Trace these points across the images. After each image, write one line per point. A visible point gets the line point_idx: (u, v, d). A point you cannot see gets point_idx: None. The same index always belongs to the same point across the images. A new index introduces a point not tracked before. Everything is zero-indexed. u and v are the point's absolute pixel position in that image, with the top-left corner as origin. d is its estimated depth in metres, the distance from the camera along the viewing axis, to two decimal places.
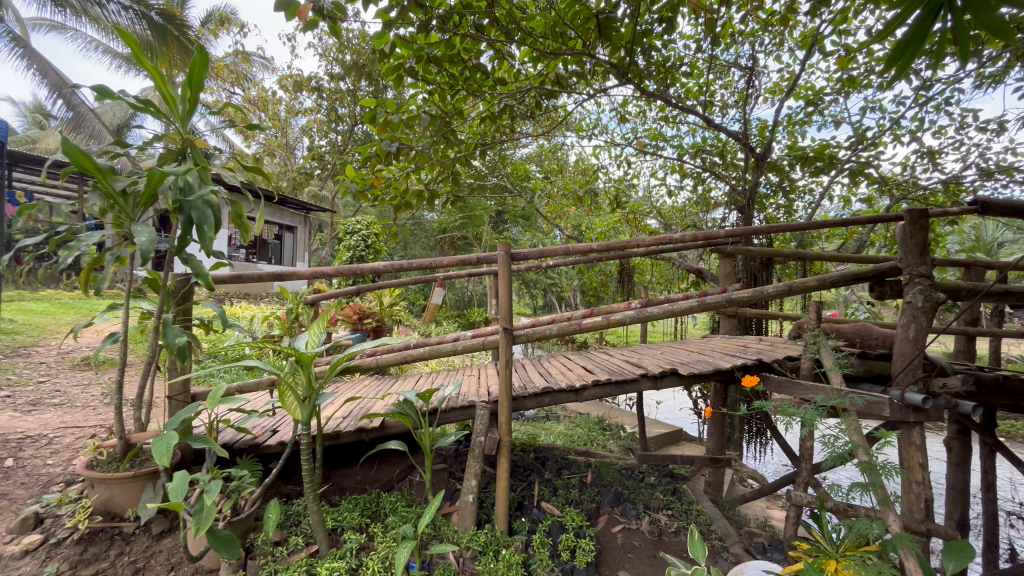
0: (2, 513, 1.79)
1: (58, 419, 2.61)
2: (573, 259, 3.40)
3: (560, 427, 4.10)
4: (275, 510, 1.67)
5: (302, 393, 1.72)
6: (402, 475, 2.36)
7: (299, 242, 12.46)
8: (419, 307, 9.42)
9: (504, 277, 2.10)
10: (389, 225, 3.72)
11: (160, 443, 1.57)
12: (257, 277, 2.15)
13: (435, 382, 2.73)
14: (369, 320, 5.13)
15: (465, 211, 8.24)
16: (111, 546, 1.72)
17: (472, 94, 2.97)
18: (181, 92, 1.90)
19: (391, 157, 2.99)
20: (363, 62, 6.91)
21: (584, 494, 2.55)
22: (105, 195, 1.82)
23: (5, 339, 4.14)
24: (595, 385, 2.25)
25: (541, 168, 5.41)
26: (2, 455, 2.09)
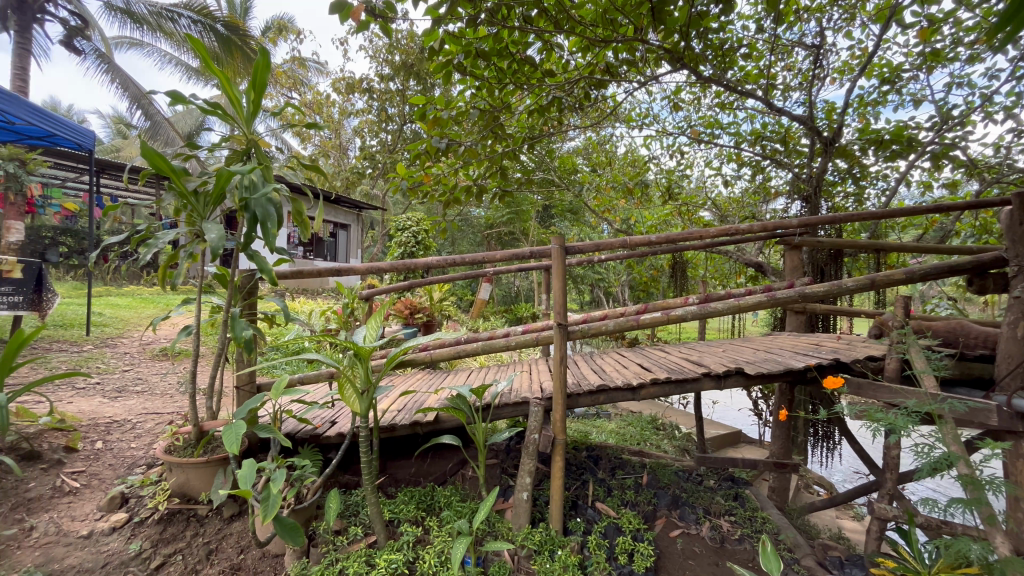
0: (94, 491, 1.93)
1: (140, 406, 2.81)
2: (619, 254, 3.23)
3: (611, 425, 4.01)
4: (335, 501, 1.71)
5: (360, 386, 1.74)
6: (455, 469, 2.37)
7: (353, 240, 12.92)
8: (467, 302, 9.54)
9: (558, 272, 2.05)
10: (437, 221, 3.72)
11: (230, 431, 1.64)
12: (316, 273, 2.21)
13: (487, 378, 2.72)
14: (420, 314, 5.22)
15: (512, 206, 8.23)
16: (187, 527, 1.82)
17: (520, 87, 2.91)
18: (245, 94, 1.95)
19: (440, 153, 2.99)
20: (412, 61, 7.03)
21: (640, 495, 2.46)
22: (178, 194, 1.91)
23: (96, 330, 4.53)
24: (653, 384, 2.16)
25: (590, 161, 5.30)
26: (93, 437, 2.27)
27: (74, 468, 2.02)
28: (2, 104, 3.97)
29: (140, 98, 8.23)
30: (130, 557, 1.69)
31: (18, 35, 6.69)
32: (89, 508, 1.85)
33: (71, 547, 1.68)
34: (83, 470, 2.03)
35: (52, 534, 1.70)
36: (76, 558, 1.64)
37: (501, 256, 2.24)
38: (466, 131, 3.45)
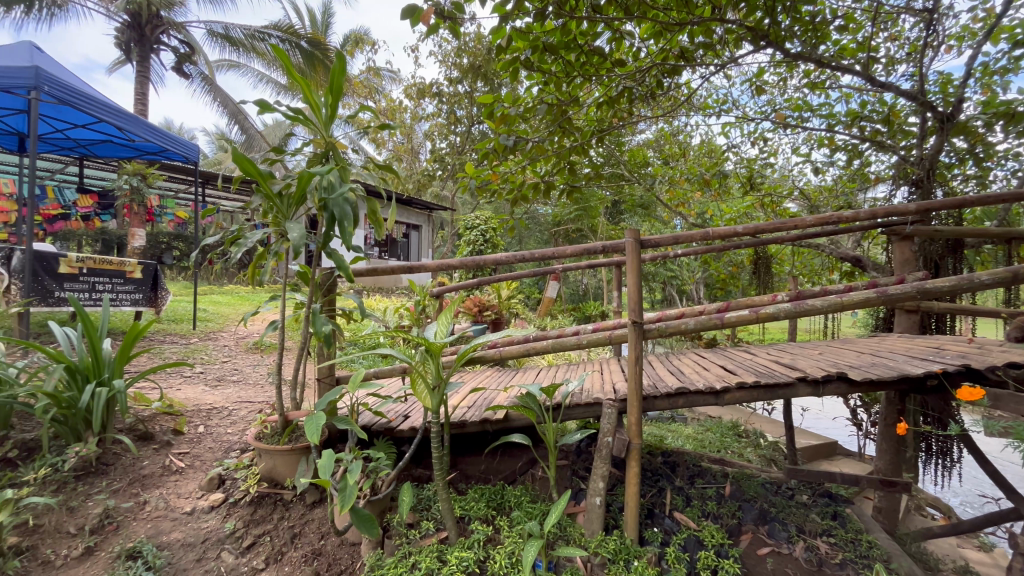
0: (196, 471, 2.11)
1: (236, 394, 3.05)
2: (693, 248, 3.01)
3: (688, 430, 3.79)
4: (408, 494, 1.73)
5: (432, 381, 1.74)
6: (524, 469, 2.33)
7: (424, 240, 13.37)
8: (534, 300, 9.55)
9: (633, 268, 1.94)
10: (504, 220, 3.70)
11: (311, 422, 1.71)
12: (390, 271, 2.26)
13: (557, 377, 2.66)
14: (488, 313, 5.26)
15: (580, 203, 8.10)
16: (275, 510, 1.94)
17: (588, 79, 2.79)
18: (324, 98, 2.03)
19: (508, 151, 2.96)
20: (479, 63, 7.12)
21: (722, 507, 2.28)
22: (265, 197, 2.03)
23: (201, 325, 5.02)
24: (738, 388, 2.00)
25: (662, 153, 5.05)
26: (196, 422, 2.48)
27: (180, 449, 2.22)
28: (125, 126, 4.49)
29: (236, 113, 9.03)
30: (225, 535, 1.82)
31: (139, 64, 7.59)
32: (193, 486, 2.02)
33: (177, 522, 1.84)
34: (188, 451, 2.22)
35: (162, 508, 1.87)
36: (181, 533, 1.80)
37: (572, 251, 2.15)
38: (534, 127, 3.40)
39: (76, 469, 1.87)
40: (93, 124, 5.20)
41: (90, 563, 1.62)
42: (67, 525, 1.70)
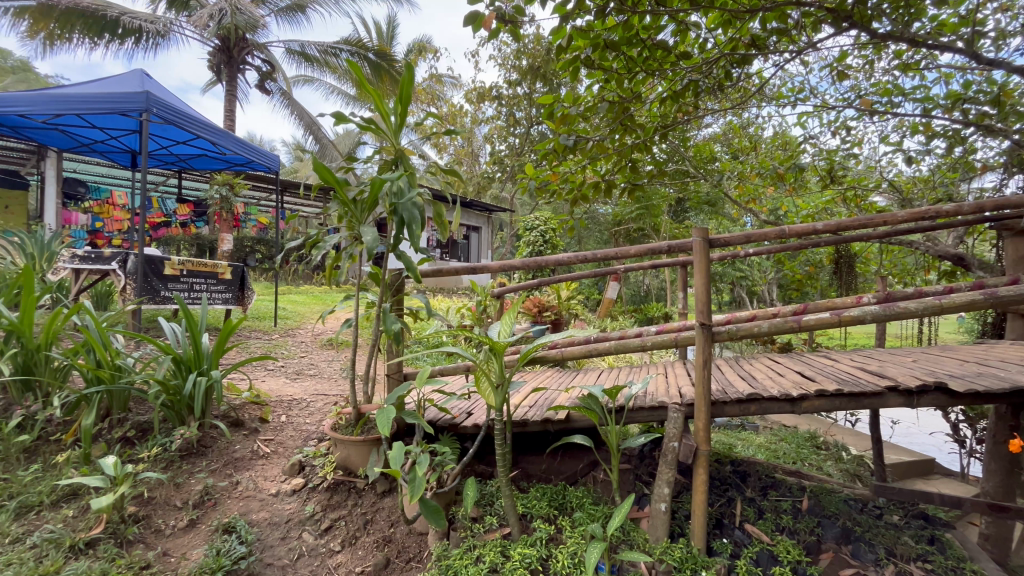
0: (280, 457, 2.28)
1: (313, 387, 3.27)
2: (764, 247, 2.84)
3: (759, 438, 3.59)
4: (473, 489, 1.78)
5: (495, 379, 1.77)
6: (586, 470, 2.31)
7: (484, 241, 13.61)
8: (594, 301, 9.44)
9: (700, 268, 1.87)
10: (564, 220, 3.68)
11: (382, 416, 1.80)
12: (454, 271, 2.32)
13: (619, 379, 2.61)
14: (548, 313, 5.27)
15: (642, 201, 7.90)
16: (349, 497, 2.06)
17: (651, 74, 2.71)
18: (393, 108, 2.12)
19: (568, 151, 2.94)
20: (539, 64, 7.14)
21: (800, 523, 2.15)
22: (342, 203, 2.16)
23: (281, 322, 5.42)
24: (818, 397, 1.87)
25: (729, 147, 4.81)
26: (279, 412, 2.69)
27: (266, 436, 2.41)
28: (218, 140, 4.93)
29: (312, 124, 9.65)
30: (306, 517, 1.96)
31: (228, 84, 8.31)
32: (277, 470, 2.19)
33: (264, 502, 2.00)
34: (273, 438, 2.41)
35: (251, 489, 2.05)
36: (268, 512, 1.96)
37: (635, 252, 2.11)
38: (595, 126, 3.36)
39: (181, 449, 2.09)
40: (191, 140, 5.77)
41: (193, 533, 1.80)
42: (174, 498, 1.91)
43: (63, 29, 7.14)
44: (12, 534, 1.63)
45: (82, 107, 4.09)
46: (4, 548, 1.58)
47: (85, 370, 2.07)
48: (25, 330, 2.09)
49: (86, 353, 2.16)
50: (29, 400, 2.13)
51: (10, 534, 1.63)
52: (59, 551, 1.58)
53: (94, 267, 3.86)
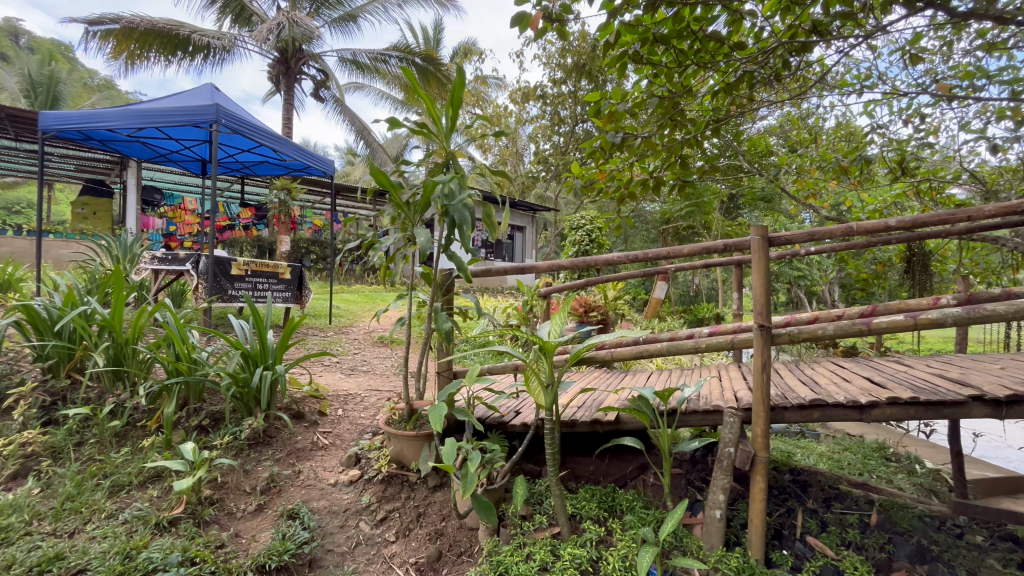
0: (338, 449, 2.39)
1: (367, 383, 3.40)
2: (827, 246, 2.67)
3: (822, 447, 3.40)
4: (523, 487, 1.79)
5: (545, 379, 1.77)
6: (636, 473, 2.28)
7: (528, 241, 13.67)
8: (641, 302, 9.27)
9: (759, 268, 1.79)
10: (611, 219, 3.62)
11: (434, 412, 1.85)
12: (503, 271, 2.34)
13: (670, 382, 2.55)
14: (594, 313, 5.21)
15: (692, 199, 7.67)
16: (402, 490, 2.13)
17: (702, 67, 2.61)
18: (444, 111, 2.15)
19: (615, 148, 2.89)
20: (584, 61, 7.07)
21: (869, 538, 2.02)
22: (395, 206, 2.23)
23: (336, 320, 5.66)
24: (890, 405, 1.76)
25: (787, 140, 4.58)
26: (336, 406, 2.82)
27: (325, 428, 2.53)
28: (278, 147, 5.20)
29: (363, 130, 10.01)
30: (362, 507, 2.05)
31: (286, 93, 8.76)
32: (334, 462, 2.30)
33: (324, 491, 2.11)
34: (331, 431, 2.53)
35: (312, 478, 2.16)
36: (328, 501, 2.06)
37: (689, 251, 2.04)
38: (643, 122, 3.29)
39: (250, 438, 2.24)
40: (254, 148, 6.13)
41: (261, 517, 1.92)
42: (244, 484, 2.04)
43: (142, 49, 7.77)
44: (106, 510, 1.80)
45: (160, 121, 4.44)
46: (101, 522, 1.75)
47: (166, 362, 2.25)
48: (116, 325, 2.30)
49: (167, 347, 2.35)
50: (119, 389, 2.35)
51: (105, 510, 1.80)
52: (146, 527, 1.73)
53: (170, 267, 4.18)
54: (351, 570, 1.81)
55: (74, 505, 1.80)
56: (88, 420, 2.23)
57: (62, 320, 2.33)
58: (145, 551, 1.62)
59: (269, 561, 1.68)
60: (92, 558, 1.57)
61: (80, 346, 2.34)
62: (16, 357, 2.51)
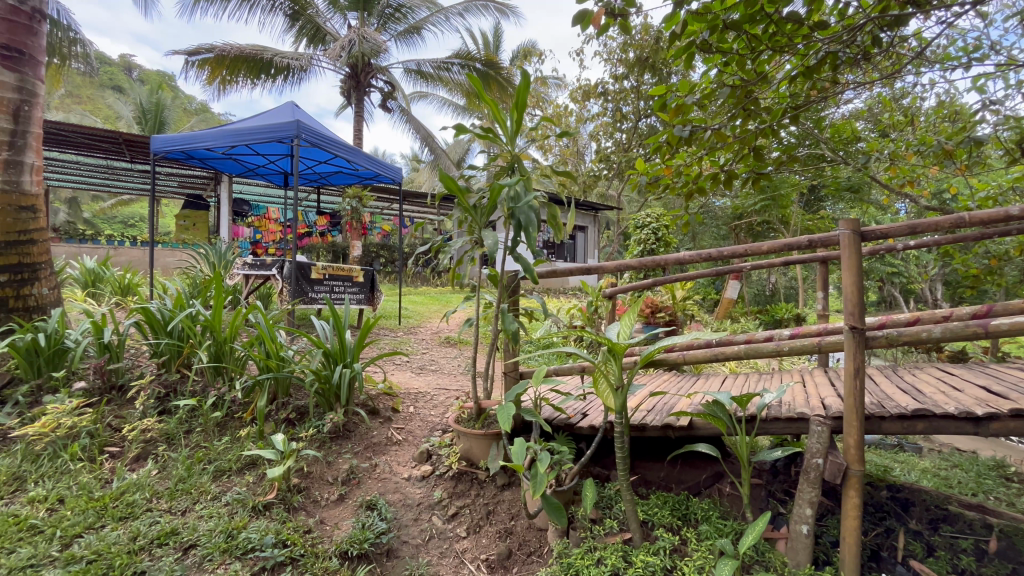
0: (410, 444, 2.49)
1: (436, 381, 3.52)
2: (931, 239, 2.29)
3: (925, 463, 3.06)
4: (593, 490, 1.77)
5: (614, 381, 1.73)
6: (710, 482, 2.18)
7: (590, 240, 13.56)
8: (710, 302, 8.86)
9: (849, 264, 1.65)
10: (678, 216, 3.48)
11: (503, 412, 1.88)
12: (569, 273, 2.33)
13: (748, 387, 2.41)
14: (661, 314, 5.06)
15: (767, 192, 7.20)
16: (472, 487, 2.18)
17: (778, 51, 2.43)
18: (509, 115, 2.16)
19: (683, 142, 2.77)
20: (646, 54, 6.85)
21: (986, 568, 1.80)
22: (463, 210, 2.28)
23: (406, 321, 5.90)
24: (1011, 418, 1.56)
25: (878, 125, 4.17)
26: (407, 403, 2.94)
27: (398, 424, 2.65)
28: (351, 157, 5.51)
29: (427, 137, 10.35)
30: (435, 502, 2.12)
31: (357, 106, 9.25)
32: (407, 457, 2.40)
33: (398, 485, 2.20)
34: (403, 427, 2.64)
35: (387, 472, 2.27)
36: (402, 495, 2.15)
37: (768, 248, 1.92)
38: (714, 114, 3.13)
39: (331, 431, 2.39)
40: (330, 159, 6.53)
41: (342, 507, 2.04)
42: (326, 474, 2.18)
43: (232, 74, 8.52)
44: (211, 492, 1.99)
45: (249, 138, 4.85)
46: (208, 503, 1.94)
47: (258, 360, 2.46)
48: (216, 326, 2.55)
49: (259, 345, 2.56)
50: (219, 383, 2.59)
51: (210, 492, 1.99)
52: (245, 510, 1.90)
53: (260, 273, 4.59)
54: (425, 562, 1.87)
55: (185, 486, 2.00)
56: (194, 411, 2.48)
57: (173, 321, 2.62)
58: (244, 531, 1.79)
59: (351, 548, 1.79)
60: (202, 535, 1.75)
61: (188, 344, 2.61)
62: (136, 354, 2.84)
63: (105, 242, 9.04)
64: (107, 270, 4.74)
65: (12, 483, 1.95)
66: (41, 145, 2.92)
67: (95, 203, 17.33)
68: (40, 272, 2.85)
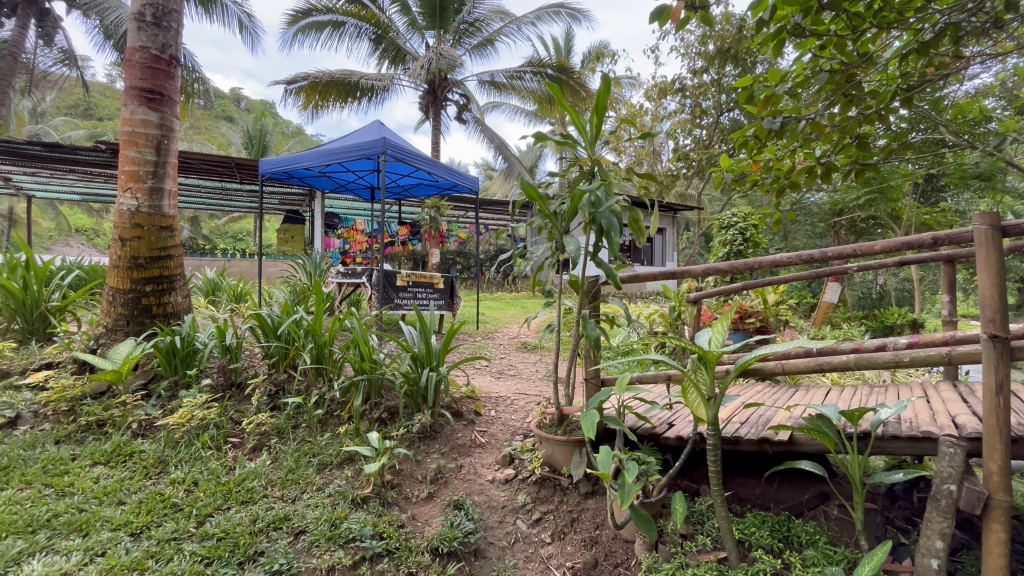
0: (493, 448, 2.55)
1: (516, 386, 3.57)
2: None
3: None
4: (684, 505, 1.70)
5: (706, 391, 1.64)
6: (813, 503, 2.01)
7: (668, 242, 13.14)
8: (806, 306, 8.15)
9: (987, 262, 1.44)
10: (769, 214, 3.25)
11: (587, 418, 1.85)
12: (653, 278, 2.25)
13: (859, 401, 2.19)
14: (752, 319, 4.76)
15: (873, 185, 6.50)
16: (555, 493, 2.19)
17: (885, 28, 2.17)
18: (588, 118, 2.14)
19: (773, 135, 2.56)
20: (727, 45, 6.46)
21: None
22: (544, 217, 2.30)
23: (484, 326, 6.05)
24: None
25: (1014, 101, 3.61)
26: (489, 407, 3.02)
27: (481, 427, 2.72)
28: (432, 170, 5.77)
29: (501, 145, 10.56)
30: (519, 506, 2.15)
31: (434, 120, 9.67)
32: (491, 460, 2.46)
33: (483, 487, 2.26)
34: (486, 430, 2.71)
35: (473, 473, 2.34)
36: (487, 496, 2.20)
37: (881, 247, 1.74)
38: (810, 102, 2.88)
39: (420, 431, 2.50)
40: (412, 172, 6.89)
41: (432, 504, 2.13)
42: (416, 472, 2.29)
43: (324, 98, 9.27)
44: (316, 483, 2.17)
45: (341, 157, 5.24)
46: (314, 493, 2.12)
47: (354, 362, 2.65)
48: (317, 330, 2.79)
49: (355, 349, 2.77)
50: (320, 383, 2.81)
51: (315, 483, 2.18)
52: (346, 502, 2.05)
53: (351, 281, 4.96)
54: (512, 564, 1.91)
55: (294, 476, 2.20)
56: (300, 407, 2.71)
57: (281, 325, 2.89)
58: (346, 521, 1.93)
59: (442, 545, 1.86)
60: (310, 522, 1.92)
61: (294, 347, 2.87)
62: (251, 355, 3.17)
63: (221, 255, 10.21)
64: (224, 280, 5.35)
65: (158, 466, 2.26)
66: (177, 173, 3.36)
67: (212, 220, 19.62)
68: (176, 283, 3.29)
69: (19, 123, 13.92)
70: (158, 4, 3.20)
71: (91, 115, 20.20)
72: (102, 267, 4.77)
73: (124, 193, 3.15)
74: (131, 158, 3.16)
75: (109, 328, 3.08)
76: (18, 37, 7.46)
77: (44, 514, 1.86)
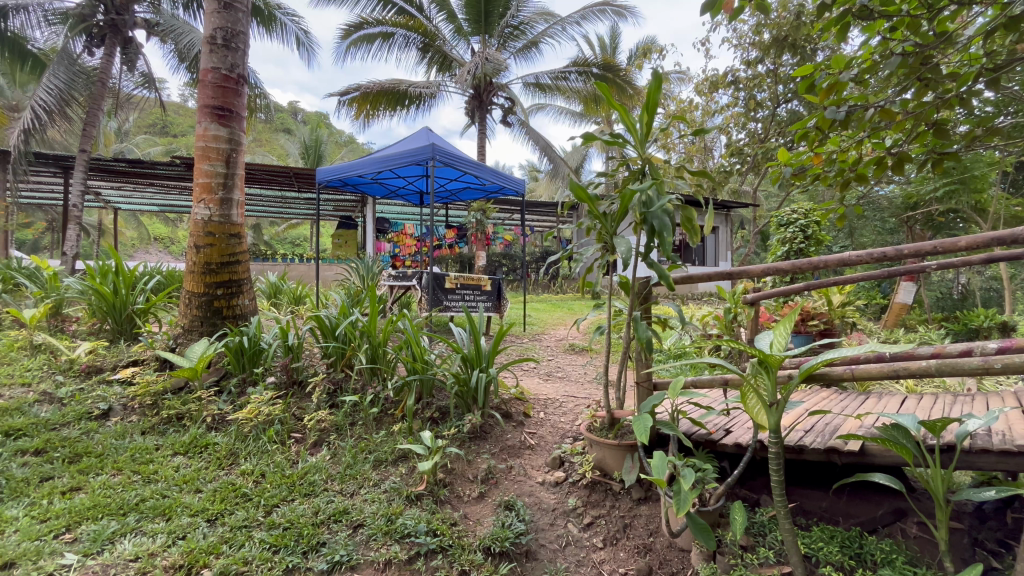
0: (543, 450, 2.55)
1: (564, 388, 3.56)
2: None
3: None
4: (744, 515, 1.62)
5: (767, 397, 1.56)
6: (888, 520, 1.88)
7: (721, 241, 12.66)
8: (875, 307, 7.62)
9: None
10: (832, 210, 3.06)
11: (640, 423, 1.81)
12: (708, 278, 2.17)
13: (940, 412, 2.02)
14: (814, 322, 4.51)
15: (951, 176, 5.99)
16: (606, 498, 2.16)
17: (966, 5, 1.98)
18: (638, 117, 2.10)
19: (837, 126, 2.40)
20: (784, 33, 6.15)
21: None
22: (593, 218, 2.27)
23: (531, 328, 6.06)
24: None
25: None
26: (538, 408, 3.02)
27: (530, 429, 2.73)
28: (479, 173, 5.86)
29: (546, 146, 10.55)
30: (570, 509, 2.14)
31: (480, 124, 9.80)
32: (540, 462, 2.46)
33: (533, 488, 2.26)
34: (535, 432, 2.72)
35: (523, 475, 2.35)
36: (537, 498, 2.20)
37: (966, 243, 1.59)
38: (879, 89, 2.69)
39: (470, 431, 2.53)
40: (460, 177, 7.02)
41: (483, 504, 2.16)
42: (468, 472, 2.32)
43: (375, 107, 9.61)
44: (372, 479, 2.26)
45: (392, 163, 5.41)
46: (371, 488, 2.20)
47: (407, 362, 2.73)
48: (372, 331, 2.90)
49: (407, 350, 2.85)
50: (375, 383, 2.92)
51: (371, 479, 2.26)
52: (400, 498, 2.11)
53: (403, 284, 5.11)
54: (564, 567, 1.90)
55: (352, 472, 2.29)
56: (356, 406, 2.82)
57: (338, 327, 3.03)
58: (401, 517, 1.98)
59: (494, 545, 1.88)
60: (368, 516, 2.00)
61: (350, 347, 2.99)
62: (311, 355, 3.33)
63: (282, 260, 10.80)
64: (285, 284, 5.66)
65: (230, 458, 2.42)
66: (244, 184, 3.59)
67: (272, 227, 20.79)
68: (243, 286, 3.52)
69: (107, 142, 15.32)
70: (228, 27, 3.44)
71: (167, 133, 21.96)
72: (178, 272, 5.16)
73: (198, 205, 3.40)
74: (205, 171, 3.40)
75: (186, 328, 3.33)
76: (106, 64, 8.15)
77: (133, 498, 2.04)
